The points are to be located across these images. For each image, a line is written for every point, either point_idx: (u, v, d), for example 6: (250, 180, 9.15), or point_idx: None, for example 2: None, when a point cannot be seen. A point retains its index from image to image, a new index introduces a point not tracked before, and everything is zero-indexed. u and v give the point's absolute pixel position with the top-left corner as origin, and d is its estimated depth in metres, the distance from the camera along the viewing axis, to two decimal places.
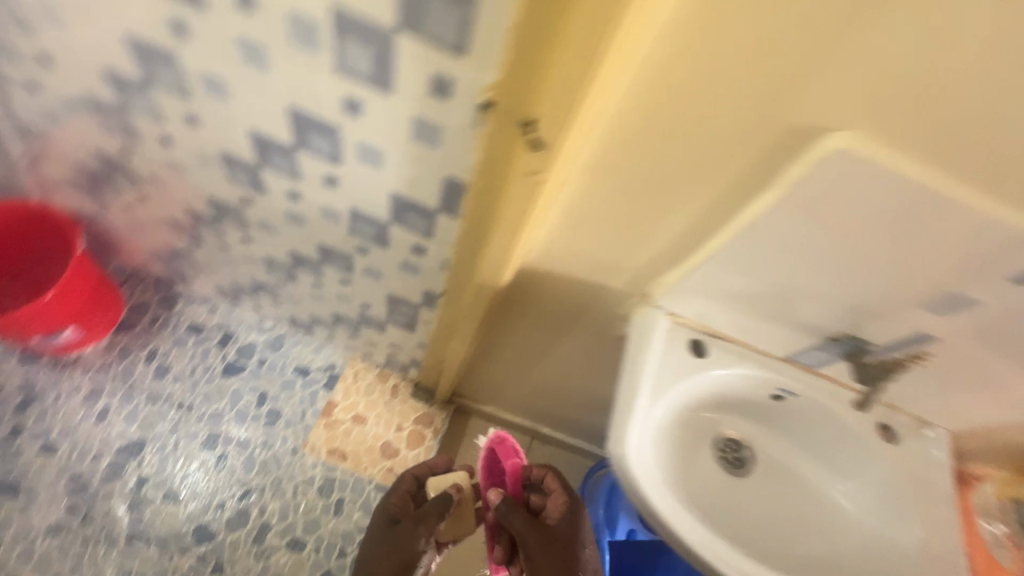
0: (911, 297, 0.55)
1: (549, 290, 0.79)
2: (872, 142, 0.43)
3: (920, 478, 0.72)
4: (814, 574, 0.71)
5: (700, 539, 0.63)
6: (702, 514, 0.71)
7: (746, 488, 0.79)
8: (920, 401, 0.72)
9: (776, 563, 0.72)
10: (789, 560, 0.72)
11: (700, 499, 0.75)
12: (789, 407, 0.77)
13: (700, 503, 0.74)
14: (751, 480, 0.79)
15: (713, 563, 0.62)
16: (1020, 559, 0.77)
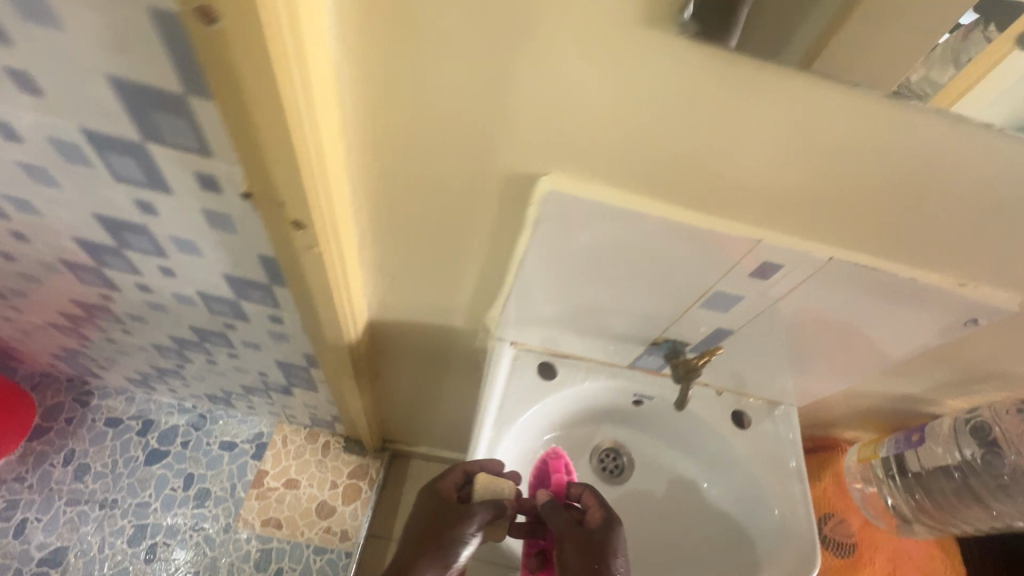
0: (691, 300, 0.59)
1: (407, 336, 0.82)
2: (579, 180, 0.47)
3: (772, 457, 0.76)
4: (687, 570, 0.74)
5: None
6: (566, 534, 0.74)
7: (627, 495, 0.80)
8: (757, 384, 0.76)
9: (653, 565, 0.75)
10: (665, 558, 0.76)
11: None
12: (648, 410, 0.81)
13: None
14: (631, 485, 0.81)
15: None
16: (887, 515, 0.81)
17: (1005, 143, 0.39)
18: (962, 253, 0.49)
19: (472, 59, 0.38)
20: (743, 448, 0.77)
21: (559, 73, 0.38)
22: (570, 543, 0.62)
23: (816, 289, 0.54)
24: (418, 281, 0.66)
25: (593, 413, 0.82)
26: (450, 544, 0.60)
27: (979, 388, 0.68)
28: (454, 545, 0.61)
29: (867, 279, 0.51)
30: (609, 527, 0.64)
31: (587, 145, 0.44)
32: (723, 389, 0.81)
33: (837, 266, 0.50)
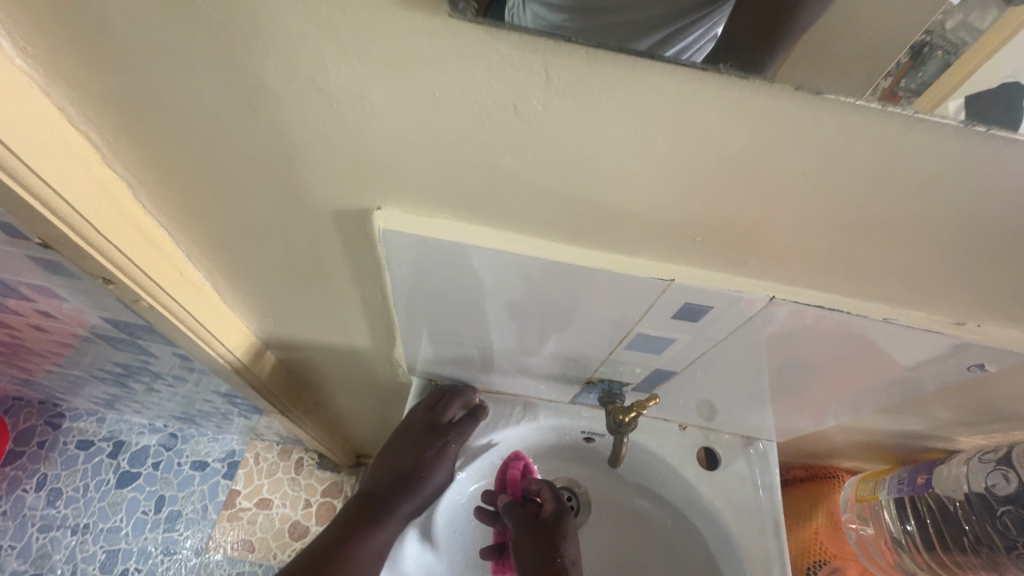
0: (612, 343, 0.47)
1: (327, 369, 0.72)
2: (421, 212, 0.35)
3: (744, 506, 0.64)
4: None
5: None
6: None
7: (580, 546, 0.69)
8: (725, 418, 0.64)
9: None
10: None
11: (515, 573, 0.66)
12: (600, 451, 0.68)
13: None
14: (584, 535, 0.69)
15: None
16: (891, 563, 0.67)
17: (990, 138, 0.26)
18: (955, 282, 0.35)
19: (209, 67, 0.28)
20: (712, 496, 0.64)
21: (321, 76, 0.27)
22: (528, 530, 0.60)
23: (763, 331, 0.41)
24: (303, 321, 0.56)
25: (538, 451, 0.70)
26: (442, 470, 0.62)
27: (999, 426, 0.55)
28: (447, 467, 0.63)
29: (826, 321, 0.39)
30: (563, 516, 0.61)
31: (409, 170, 0.32)
32: (688, 423, 0.68)
33: (782, 306, 0.37)
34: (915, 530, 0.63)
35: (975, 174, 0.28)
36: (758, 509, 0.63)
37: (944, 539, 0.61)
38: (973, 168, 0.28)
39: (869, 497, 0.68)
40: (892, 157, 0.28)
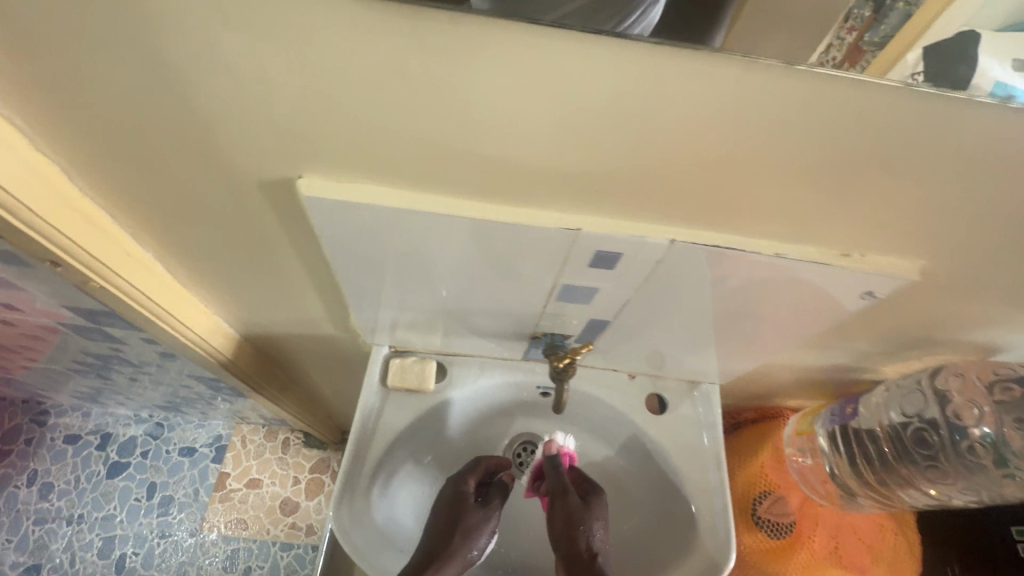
0: (543, 295, 0.50)
1: (292, 345, 0.75)
2: (337, 178, 0.38)
3: (689, 445, 0.68)
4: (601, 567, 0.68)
5: None
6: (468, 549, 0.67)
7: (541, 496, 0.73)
8: (669, 365, 0.68)
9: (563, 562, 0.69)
10: None
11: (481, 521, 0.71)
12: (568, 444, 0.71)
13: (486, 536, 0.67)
14: None
15: None
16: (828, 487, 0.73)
17: (825, 76, 0.29)
18: (836, 216, 0.39)
19: (112, 46, 0.29)
20: (659, 438, 0.69)
21: (217, 51, 0.29)
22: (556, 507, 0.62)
23: (675, 276, 0.45)
24: (260, 298, 0.59)
25: (500, 410, 0.74)
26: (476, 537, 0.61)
27: (913, 354, 0.59)
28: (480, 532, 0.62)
29: (726, 261, 0.42)
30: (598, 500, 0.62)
31: (316, 137, 0.34)
32: (637, 372, 0.72)
33: (682, 249, 0.41)
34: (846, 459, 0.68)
35: (824, 110, 0.31)
36: (701, 447, 0.67)
37: (874, 463, 0.66)
38: (819, 106, 0.31)
39: (806, 430, 0.73)
40: (749, 100, 0.31)
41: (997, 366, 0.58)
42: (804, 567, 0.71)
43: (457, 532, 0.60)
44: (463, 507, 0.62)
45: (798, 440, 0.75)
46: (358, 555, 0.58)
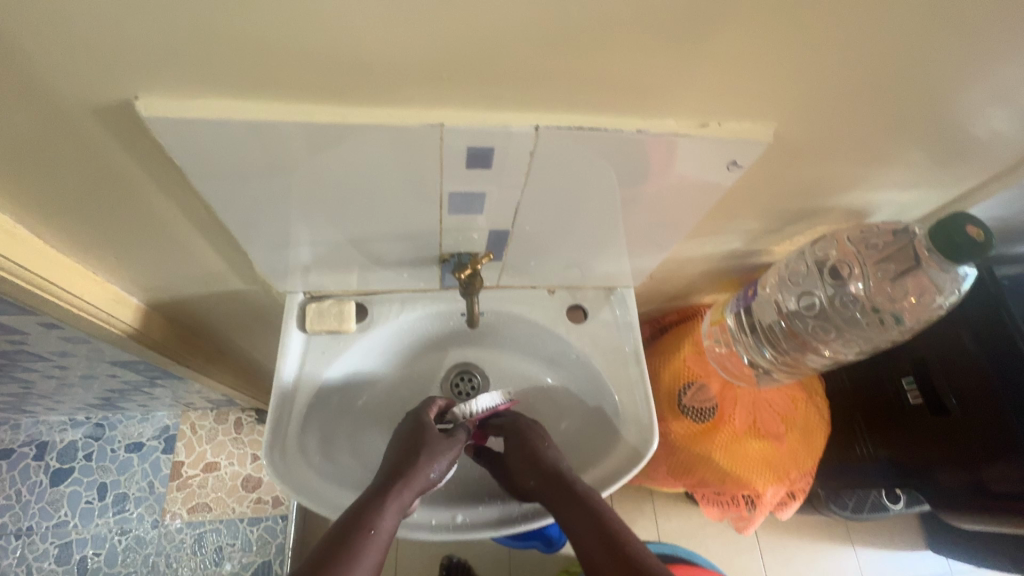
0: (434, 208, 0.50)
1: (206, 309, 0.73)
2: (179, 98, 0.37)
3: (610, 345, 0.72)
4: None
5: None
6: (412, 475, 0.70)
7: None
8: (582, 274, 0.70)
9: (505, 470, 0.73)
10: None
11: None
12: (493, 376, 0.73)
13: None
14: None
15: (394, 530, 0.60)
16: (743, 371, 0.78)
17: None
18: (682, 88, 0.41)
19: None
20: (582, 345, 0.72)
21: None
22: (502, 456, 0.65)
23: (551, 169, 0.46)
24: (151, 256, 0.57)
25: (428, 342, 0.75)
26: (440, 455, 0.60)
27: (795, 228, 0.64)
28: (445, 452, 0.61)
29: (596, 144, 0.44)
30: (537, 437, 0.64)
31: (138, 49, 0.33)
32: (556, 287, 0.74)
33: (549, 135, 0.42)
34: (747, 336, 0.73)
35: None
36: (621, 345, 0.71)
37: (773, 338, 0.71)
38: None
39: (719, 317, 0.77)
40: None
41: (866, 228, 0.63)
42: (726, 442, 0.78)
43: (419, 451, 0.60)
44: (425, 430, 0.62)
45: (716, 331, 0.77)
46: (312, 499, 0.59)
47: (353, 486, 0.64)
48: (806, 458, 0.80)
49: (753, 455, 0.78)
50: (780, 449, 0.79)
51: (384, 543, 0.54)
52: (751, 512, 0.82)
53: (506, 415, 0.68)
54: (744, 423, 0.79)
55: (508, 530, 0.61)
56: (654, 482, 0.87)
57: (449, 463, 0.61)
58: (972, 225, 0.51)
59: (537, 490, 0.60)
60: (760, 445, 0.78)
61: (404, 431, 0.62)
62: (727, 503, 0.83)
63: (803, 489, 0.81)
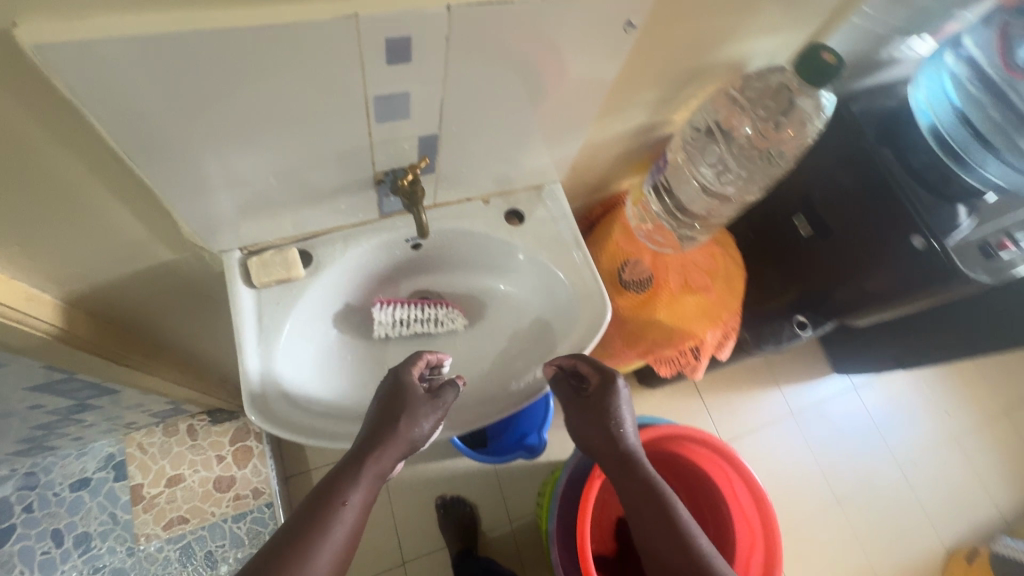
0: (360, 118, 0.51)
1: (136, 298, 0.68)
2: (67, 19, 0.35)
3: (551, 237, 0.77)
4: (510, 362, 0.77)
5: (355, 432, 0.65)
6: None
7: (447, 339, 0.79)
8: (511, 176, 0.74)
9: (481, 373, 0.77)
10: (488, 359, 0.78)
11: None
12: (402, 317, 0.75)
13: None
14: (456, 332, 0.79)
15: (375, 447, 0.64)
16: (667, 242, 0.88)
17: None
18: None
19: None
20: (526, 243, 0.76)
21: None
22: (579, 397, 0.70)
23: (467, 54, 0.48)
24: (60, 237, 0.52)
25: (380, 275, 0.76)
26: (419, 419, 0.64)
27: (690, 92, 0.71)
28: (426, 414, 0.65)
29: (504, 20, 0.46)
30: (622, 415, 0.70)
31: None
32: (489, 196, 0.77)
33: (460, 14, 0.44)
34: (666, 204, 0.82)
35: None
36: (561, 233, 0.77)
37: (683, 205, 0.81)
38: None
39: (639, 198, 0.86)
40: None
41: (747, 77, 0.71)
42: (664, 303, 0.87)
43: (397, 418, 0.63)
44: (404, 397, 0.64)
45: (638, 212, 0.87)
46: (287, 429, 0.62)
47: (334, 415, 0.67)
48: (732, 301, 0.91)
49: (688, 308, 0.88)
50: (709, 298, 0.89)
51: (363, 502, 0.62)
52: (696, 362, 0.92)
53: (607, 378, 0.68)
54: (678, 284, 0.88)
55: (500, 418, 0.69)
56: (615, 363, 0.96)
57: (428, 425, 0.65)
58: (828, 53, 0.60)
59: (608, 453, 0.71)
60: (692, 298, 0.88)
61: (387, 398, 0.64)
62: (676, 361, 0.93)
63: (734, 330, 0.93)
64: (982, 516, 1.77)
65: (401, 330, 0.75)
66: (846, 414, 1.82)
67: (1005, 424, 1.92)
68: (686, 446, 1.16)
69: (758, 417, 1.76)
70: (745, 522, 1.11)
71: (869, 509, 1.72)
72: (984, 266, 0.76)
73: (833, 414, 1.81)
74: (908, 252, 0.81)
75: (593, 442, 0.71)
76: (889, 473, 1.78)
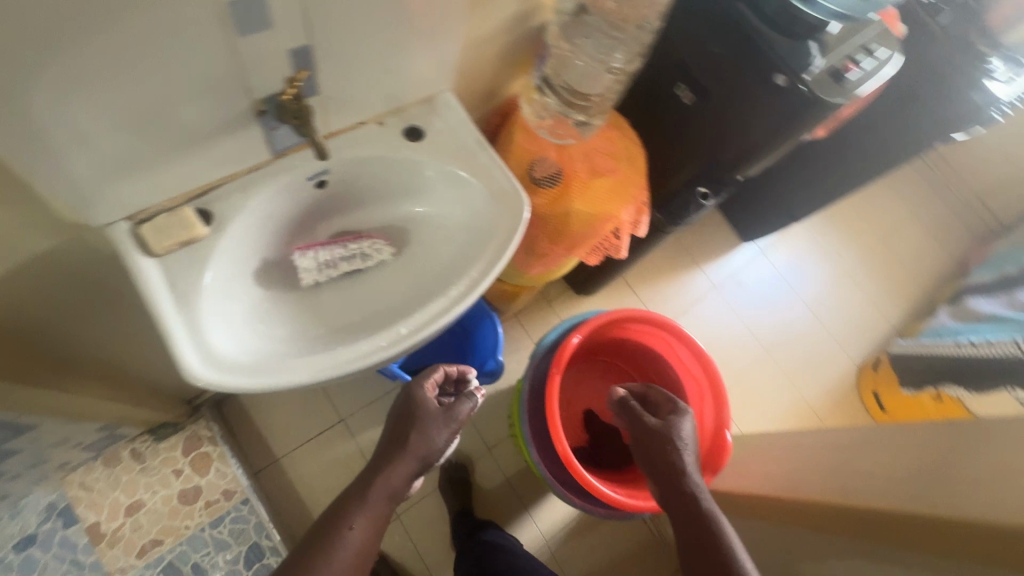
0: (216, 35, 0.49)
1: (27, 309, 0.62)
2: None
3: (454, 145, 0.77)
4: (444, 275, 0.76)
5: (309, 371, 0.62)
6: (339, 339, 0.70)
7: (380, 273, 0.78)
8: (399, 91, 0.73)
9: (421, 294, 0.76)
10: (425, 278, 0.77)
11: (343, 316, 0.74)
12: (332, 255, 0.74)
13: (350, 321, 0.74)
14: (388, 265, 0.78)
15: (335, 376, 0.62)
16: (568, 131, 0.92)
17: None
18: None
19: None
20: (431, 157, 0.76)
21: None
22: (646, 420, 0.93)
23: None
24: None
25: (291, 224, 0.74)
26: (436, 429, 0.97)
27: None
28: (436, 432, 0.97)
29: None
30: (680, 437, 0.89)
31: None
32: (383, 117, 0.76)
33: None
34: (557, 93, 0.87)
35: None
36: (463, 140, 0.77)
37: (576, 89, 0.87)
38: None
39: (531, 95, 0.90)
40: None
41: None
42: (577, 190, 0.91)
43: (416, 429, 0.96)
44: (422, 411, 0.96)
45: (534, 107, 0.90)
46: (233, 378, 0.58)
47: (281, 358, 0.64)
48: (639, 178, 0.96)
49: (601, 192, 0.92)
50: (617, 179, 0.94)
51: (376, 517, 0.88)
52: (617, 243, 0.99)
53: (676, 415, 0.93)
54: (586, 170, 0.92)
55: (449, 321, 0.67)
56: (549, 262, 0.99)
57: (444, 430, 0.97)
58: None
59: (667, 470, 0.87)
60: (602, 182, 0.93)
61: (406, 404, 1.00)
62: (602, 245, 0.98)
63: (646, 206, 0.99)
64: (880, 332, 2.07)
65: (330, 272, 0.74)
66: (759, 276, 2.03)
67: (886, 252, 2.23)
68: (627, 329, 1.24)
69: (687, 299, 1.92)
70: (693, 380, 1.22)
71: (792, 350, 1.96)
72: (840, 88, 0.87)
73: (749, 279, 2.01)
74: (774, 90, 0.90)
75: (658, 459, 0.89)
76: (802, 316, 2.02)
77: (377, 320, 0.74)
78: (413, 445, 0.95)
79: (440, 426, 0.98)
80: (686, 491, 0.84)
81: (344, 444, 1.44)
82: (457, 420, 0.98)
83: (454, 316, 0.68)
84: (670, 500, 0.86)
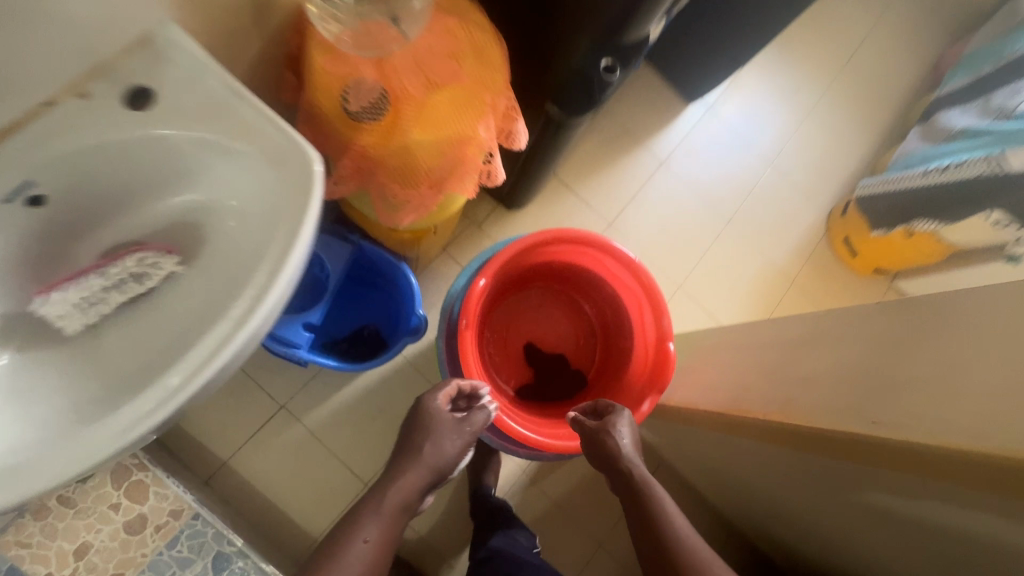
0: None
1: None
2: None
3: (201, 104, 0.57)
4: (242, 274, 0.59)
5: (59, 470, 0.48)
6: (129, 394, 0.56)
7: (173, 292, 0.61)
8: (79, 45, 0.50)
9: (218, 305, 0.59)
10: (224, 283, 0.60)
11: (137, 361, 0.59)
12: (93, 290, 0.57)
13: (145, 364, 0.59)
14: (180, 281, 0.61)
15: (96, 459, 0.49)
16: (383, 37, 0.69)
17: None
18: None
19: None
20: (173, 127, 0.56)
21: None
22: (587, 427, 0.96)
23: None
24: None
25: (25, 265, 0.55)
26: (447, 438, 0.96)
27: None
28: (448, 438, 0.95)
29: None
30: (619, 433, 0.92)
31: None
32: (85, 86, 0.53)
33: None
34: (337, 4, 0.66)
35: None
36: (210, 93, 0.57)
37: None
38: None
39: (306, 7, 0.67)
40: None
41: None
42: (414, 116, 0.70)
43: (429, 438, 0.95)
44: (435, 420, 0.95)
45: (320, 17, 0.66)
46: None
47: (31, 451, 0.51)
48: (493, 76, 0.74)
49: (444, 108, 0.71)
50: (464, 86, 0.72)
51: (391, 524, 0.87)
52: (490, 166, 0.80)
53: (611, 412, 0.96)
54: (420, 86, 0.70)
55: (242, 344, 0.53)
56: (419, 208, 0.81)
57: (456, 439, 0.95)
58: None
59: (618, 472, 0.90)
60: (444, 94, 0.71)
61: (418, 411, 0.99)
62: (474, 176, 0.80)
63: (516, 112, 0.79)
64: (848, 172, 1.90)
65: (103, 305, 0.58)
66: (710, 138, 1.81)
67: (850, 77, 1.97)
68: (547, 253, 1.08)
69: (635, 181, 1.72)
70: (629, 293, 1.09)
71: (754, 213, 1.79)
72: None
73: (699, 145, 1.80)
74: None
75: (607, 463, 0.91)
76: (762, 173, 1.83)
77: (172, 351, 0.59)
78: (426, 454, 0.94)
79: (452, 436, 0.96)
80: (628, 486, 0.88)
81: (291, 430, 1.37)
82: (470, 429, 0.97)
83: (247, 336, 0.54)
84: (625, 499, 0.89)
